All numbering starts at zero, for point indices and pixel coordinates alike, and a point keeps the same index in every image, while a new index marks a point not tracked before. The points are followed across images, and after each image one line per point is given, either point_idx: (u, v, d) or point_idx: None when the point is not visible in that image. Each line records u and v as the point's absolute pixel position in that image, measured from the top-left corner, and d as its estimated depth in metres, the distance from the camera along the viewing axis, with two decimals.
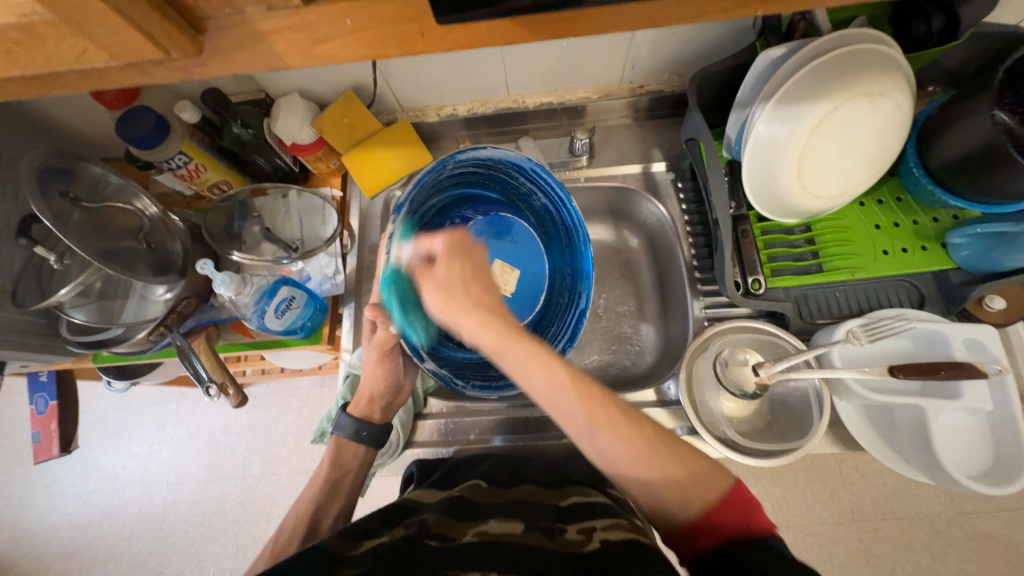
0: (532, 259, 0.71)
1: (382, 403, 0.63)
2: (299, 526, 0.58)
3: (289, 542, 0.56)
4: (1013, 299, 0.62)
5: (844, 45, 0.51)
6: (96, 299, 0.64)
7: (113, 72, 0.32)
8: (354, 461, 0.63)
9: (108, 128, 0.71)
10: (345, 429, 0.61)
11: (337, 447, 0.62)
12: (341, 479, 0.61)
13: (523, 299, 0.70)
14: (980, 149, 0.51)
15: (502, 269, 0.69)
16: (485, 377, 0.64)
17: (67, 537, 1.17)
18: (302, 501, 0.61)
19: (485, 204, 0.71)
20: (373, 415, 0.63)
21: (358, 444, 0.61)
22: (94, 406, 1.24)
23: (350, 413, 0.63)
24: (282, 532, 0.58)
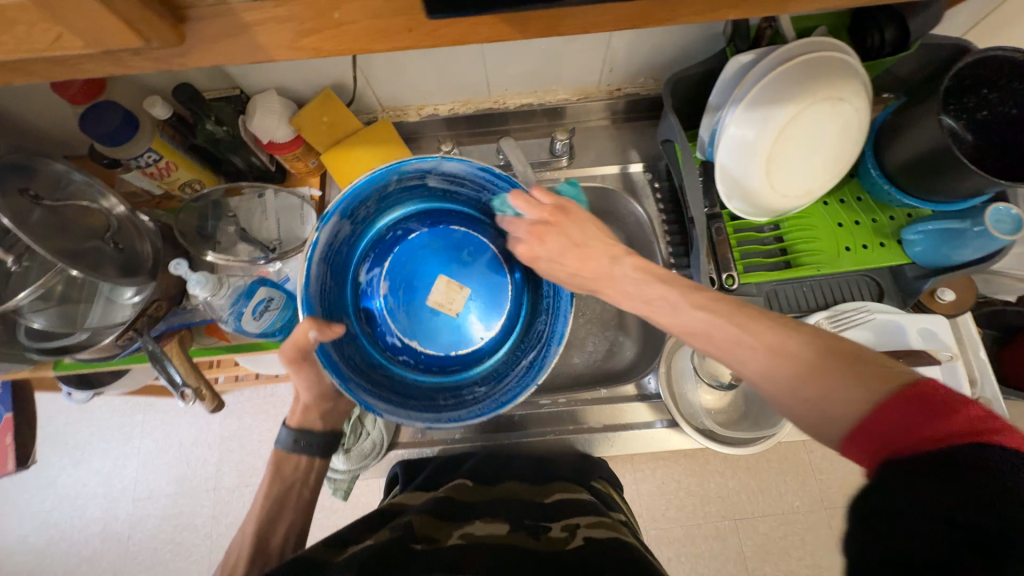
0: (489, 279, 0.67)
1: (317, 411, 0.61)
2: (245, 545, 0.55)
3: (236, 563, 0.54)
4: (961, 291, 0.67)
5: (807, 52, 0.54)
6: (57, 303, 0.61)
7: (85, 61, 0.31)
8: (295, 472, 0.61)
9: (69, 124, 0.67)
10: (284, 441, 0.60)
11: (275, 463, 0.60)
12: (287, 491, 0.59)
13: (468, 323, 0.66)
14: (930, 152, 0.55)
15: (448, 288, 0.66)
16: (432, 403, 0.59)
17: (21, 560, 1.10)
18: (249, 520, 0.57)
19: (436, 216, 0.67)
20: (315, 423, 0.62)
21: (296, 454, 0.60)
22: (51, 419, 1.17)
23: (289, 423, 0.61)
24: (233, 552, 0.55)
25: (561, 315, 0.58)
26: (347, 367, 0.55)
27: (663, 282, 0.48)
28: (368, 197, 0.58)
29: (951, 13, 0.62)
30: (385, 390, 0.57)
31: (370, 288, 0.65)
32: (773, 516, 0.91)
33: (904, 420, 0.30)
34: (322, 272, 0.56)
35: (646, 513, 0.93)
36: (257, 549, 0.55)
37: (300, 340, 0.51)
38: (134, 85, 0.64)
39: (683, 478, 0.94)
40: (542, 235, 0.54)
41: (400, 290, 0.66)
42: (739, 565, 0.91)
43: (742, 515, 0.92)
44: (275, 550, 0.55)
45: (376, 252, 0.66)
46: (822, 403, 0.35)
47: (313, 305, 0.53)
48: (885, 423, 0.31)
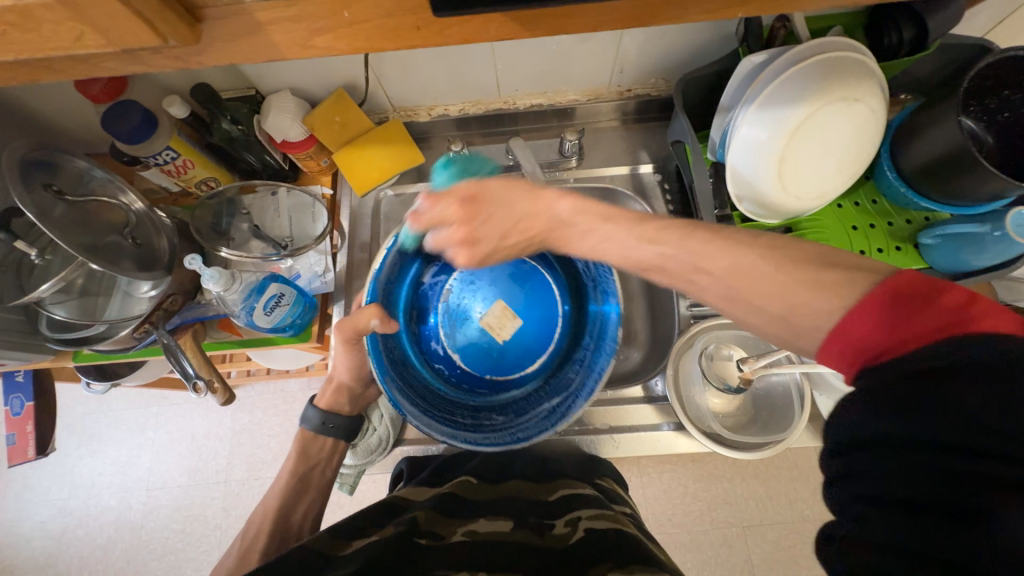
0: (545, 314, 0.67)
1: (348, 397, 0.65)
2: (267, 521, 0.60)
3: (257, 536, 0.59)
4: None
5: (821, 52, 0.54)
6: (78, 296, 0.63)
7: (107, 59, 0.32)
8: (322, 453, 0.65)
9: (92, 122, 0.69)
10: (312, 421, 0.64)
11: (303, 442, 0.64)
12: (309, 471, 0.64)
13: (514, 354, 0.66)
14: (949, 154, 0.53)
15: (502, 313, 0.66)
16: (449, 418, 0.58)
17: (40, 546, 1.13)
18: (272, 497, 0.62)
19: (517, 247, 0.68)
20: (343, 407, 0.66)
21: (324, 436, 0.65)
22: (70, 410, 1.21)
23: (318, 404, 0.66)
24: (254, 525, 0.60)
25: (596, 367, 0.56)
26: (387, 357, 0.57)
27: (605, 221, 0.46)
28: None
29: (973, 13, 0.60)
30: (415, 394, 0.58)
31: (429, 292, 0.67)
32: (783, 525, 0.89)
33: (870, 326, 0.30)
34: (393, 265, 0.61)
35: (652, 517, 0.93)
36: (280, 522, 0.60)
37: (359, 321, 0.54)
38: (154, 84, 0.66)
39: (690, 483, 0.93)
40: (471, 233, 0.50)
41: (460, 301, 0.67)
42: (746, 573, 0.89)
43: (750, 522, 0.90)
44: (294, 527, 0.60)
45: (446, 266, 0.67)
46: (791, 317, 0.34)
47: (375, 292, 0.58)
48: (856, 329, 0.30)
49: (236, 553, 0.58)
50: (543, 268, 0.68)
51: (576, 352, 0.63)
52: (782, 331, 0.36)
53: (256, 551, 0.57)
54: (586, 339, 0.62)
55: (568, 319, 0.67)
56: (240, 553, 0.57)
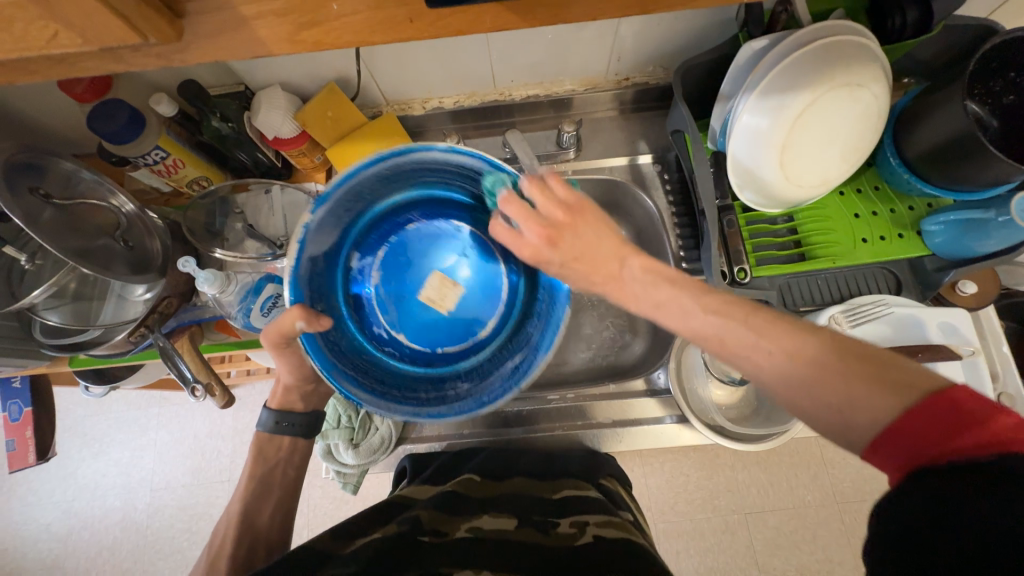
0: (489, 279, 0.64)
1: (299, 392, 0.61)
2: (233, 525, 0.56)
3: (223, 541, 0.55)
4: (984, 283, 0.65)
5: (823, 36, 0.52)
6: (71, 301, 0.62)
7: (86, 58, 0.30)
8: (280, 453, 0.61)
9: (78, 122, 0.68)
10: (265, 422, 0.61)
11: (259, 445, 0.60)
12: (270, 471, 0.60)
13: (465, 320, 0.63)
14: (953, 139, 0.53)
15: (441, 283, 0.63)
16: (411, 397, 0.55)
17: (46, 548, 1.14)
18: (234, 501, 0.58)
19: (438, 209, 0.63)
20: (296, 404, 0.62)
21: (280, 436, 0.61)
22: (71, 412, 1.20)
23: (270, 405, 0.62)
24: (217, 534, 0.56)
25: (551, 325, 0.54)
26: (330, 351, 0.53)
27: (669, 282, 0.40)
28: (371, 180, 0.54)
29: None
30: (369, 380, 0.55)
31: (364, 274, 0.62)
32: (785, 511, 0.90)
33: (927, 432, 0.28)
34: (313, 256, 0.54)
35: (654, 506, 0.93)
36: (245, 528, 0.56)
37: (285, 324, 0.51)
38: (140, 82, 0.64)
39: (692, 472, 0.93)
40: (556, 238, 0.44)
41: (395, 280, 0.64)
42: (748, 559, 0.90)
43: (752, 509, 0.91)
44: (260, 533, 0.56)
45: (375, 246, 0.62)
46: (844, 420, 0.32)
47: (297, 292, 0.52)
48: (913, 435, 0.29)
49: (200, 565, 0.54)
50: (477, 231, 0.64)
51: (531, 308, 0.61)
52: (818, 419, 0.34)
53: (225, 557, 0.53)
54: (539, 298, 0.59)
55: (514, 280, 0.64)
56: (208, 561, 0.54)
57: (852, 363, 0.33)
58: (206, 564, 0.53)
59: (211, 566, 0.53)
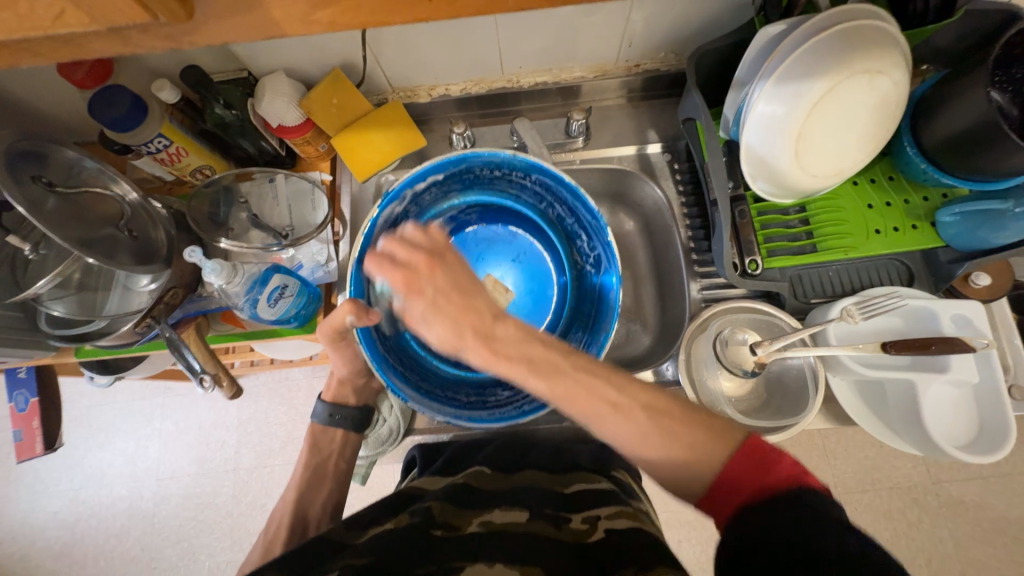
0: (535, 281, 0.71)
1: (353, 386, 0.67)
2: (288, 513, 0.61)
3: (278, 527, 0.59)
4: (998, 276, 0.64)
5: (843, 21, 0.51)
6: (76, 291, 0.62)
7: (91, 39, 0.29)
8: (333, 444, 0.65)
9: (79, 109, 0.67)
10: (320, 414, 0.65)
11: (314, 437, 0.65)
12: (322, 463, 0.64)
13: None
14: (975, 127, 0.51)
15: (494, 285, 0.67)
16: (454, 399, 0.59)
17: (54, 536, 1.15)
18: (289, 490, 0.63)
19: (503, 215, 0.71)
20: (348, 399, 0.67)
21: (333, 428, 0.65)
22: (76, 402, 1.21)
23: (326, 399, 0.67)
24: (274, 520, 0.61)
25: (601, 333, 0.60)
26: (381, 346, 0.58)
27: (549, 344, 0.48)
28: (450, 178, 0.64)
29: None
30: (416, 377, 0.60)
31: None
32: None
33: (744, 474, 0.39)
34: (375, 248, 0.61)
35: (657, 495, 0.94)
36: (297, 518, 0.61)
37: (337, 320, 0.54)
38: (141, 68, 0.63)
39: None
40: (415, 283, 0.48)
41: None
42: None
43: None
44: (311, 517, 0.62)
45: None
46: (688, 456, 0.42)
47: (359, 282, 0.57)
48: (732, 475, 0.39)
49: (258, 548, 0.59)
50: (528, 235, 0.72)
51: (580, 319, 0.67)
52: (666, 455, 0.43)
53: (278, 541, 0.58)
54: (590, 311, 0.65)
55: (565, 287, 0.70)
56: (264, 546, 0.59)
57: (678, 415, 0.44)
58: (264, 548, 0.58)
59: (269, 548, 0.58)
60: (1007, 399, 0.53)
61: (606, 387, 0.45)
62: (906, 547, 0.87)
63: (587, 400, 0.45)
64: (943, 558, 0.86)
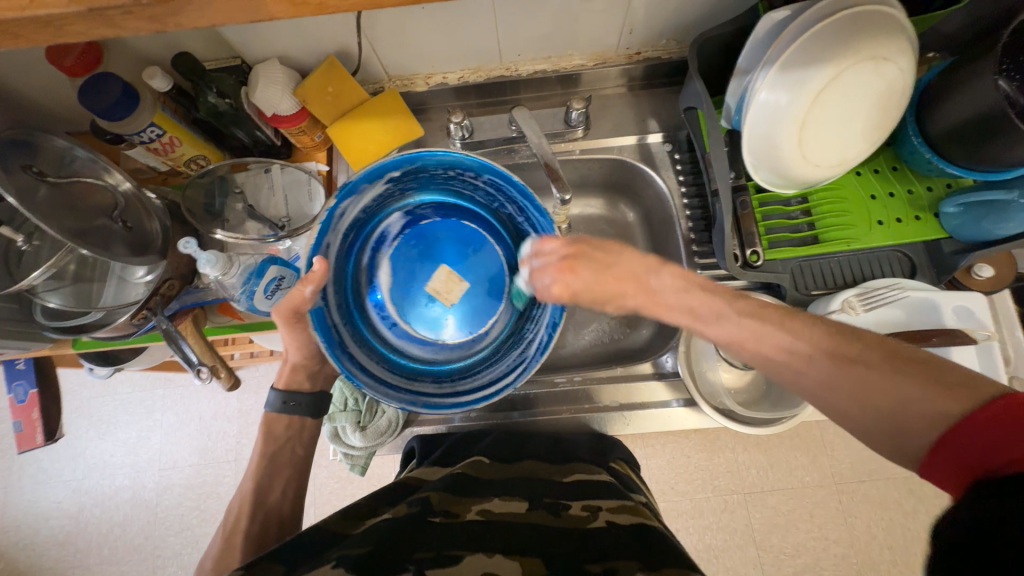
0: (488, 278, 0.66)
1: (305, 370, 0.61)
2: (244, 503, 0.58)
3: (238, 519, 0.57)
4: (1001, 267, 0.63)
5: (850, 7, 0.50)
6: (71, 283, 0.61)
7: (72, 23, 0.29)
8: (288, 431, 0.61)
9: (69, 97, 0.65)
10: (271, 402, 0.60)
11: (267, 424, 0.61)
12: (279, 450, 0.61)
13: (464, 316, 0.65)
14: (982, 115, 0.50)
15: (448, 278, 0.66)
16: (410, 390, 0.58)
17: (58, 525, 1.16)
18: (247, 478, 0.60)
19: (457, 212, 0.67)
20: (303, 384, 0.62)
21: (287, 415, 0.60)
22: (77, 393, 1.21)
23: (277, 386, 0.61)
24: (232, 512, 0.58)
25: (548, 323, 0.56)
26: (335, 334, 0.57)
27: (706, 289, 0.45)
28: (403, 176, 0.60)
29: None
30: (374, 365, 0.59)
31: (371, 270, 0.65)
32: (783, 490, 0.91)
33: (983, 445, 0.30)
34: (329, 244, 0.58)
35: (655, 485, 0.94)
36: (256, 507, 0.58)
37: (296, 300, 0.52)
38: (133, 55, 0.62)
39: (692, 453, 0.94)
40: (576, 268, 0.48)
41: (403, 273, 0.66)
42: (746, 538, 0.92)
43: (751, 488, 0.92)
44: (270, 506, 0.58)
45: (382, 248, 0.66)
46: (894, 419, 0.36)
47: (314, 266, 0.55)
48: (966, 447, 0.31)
49: (217, 543, 0.56)
50: (481, 231, 0.67)
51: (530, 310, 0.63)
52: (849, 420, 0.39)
53: (240, 533, 0.55)
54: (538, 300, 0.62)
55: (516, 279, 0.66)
56: (224, 538, 0.56)
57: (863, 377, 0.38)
58: (223, 543, 0.55)
59: (229, 542, 0.55)
60: (1007, 393, 0.53)
61: (777, 333, 0.42)
62: (901, 536, 0.88)
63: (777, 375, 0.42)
64: None
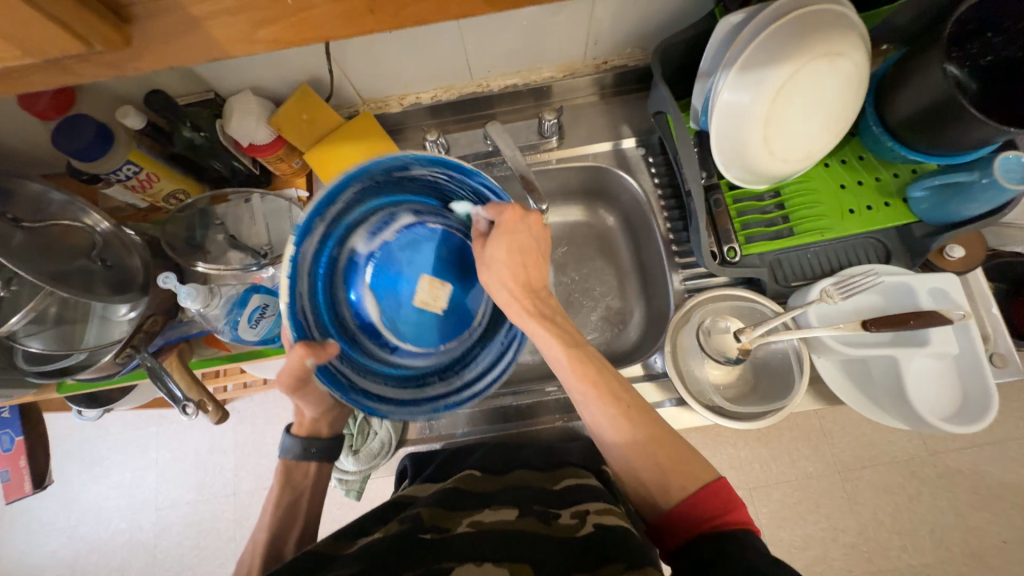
0: (466, 268, 0.59)
1: (328, 418, 0.61)
2: (257, 554, 0.55)
3: (249, 571, 0.54)
4: (971, 247, 0.65)
5: (801, 7, 0.52)
6: (53, 326, 0.60)
7: (34, 70, 0.30)
8: (307, 479, 0.61)
9: (45, 141, 0.66)
10: (292, 450, 0.60)
11: (286, 472, 0.60)
12: (297, 500, 0.59)
13: (458, 311, 0.59)
14: (935, 102, 0.52)
15: (431, 285, 0.57)
16: (424, 397, 0.54)
17: (54, 575, 1.13)
18: (260, 528, 0.58)
19: (414, 212, 0.58)
20: (322, 429, 0.62)
21: (308, 461, 0.60)
22: (68, 437, 1.19)
23: (295, 433, 0.61)
24: (244, 563, 0.55)
25: None
26: (345, 375, 0.52)
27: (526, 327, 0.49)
28: (353, 198, 0.53)
29: None
30: (385, 386, 0.54)
31: (354, 301, 0.57)
32: (787, 483, 0.91)
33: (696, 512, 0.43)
34: (302, 293, 0.51)
35: None
36: (271, 556, 0.55)
37: (294, 366, 0.48)
38: (105, 95, 0.62)
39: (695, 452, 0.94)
40: (516, 246, 0.48)
41: (388, 293, 0.58)
42: None
43: (755, 483, 0.92)
44: (291, 550, 0.56)
45: (354, 277, 0.57)
46: (662, 489, 0.46)
47: (300, 322, 0.50)
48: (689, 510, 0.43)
49: None
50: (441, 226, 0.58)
51: None
52: (641, 482, 0.47)
53: None
54: None
55: None
56: None
57: (638, 430, 0.48)
58: None
59: None
60: (987, 368, 0.54)
61: (613, 380, 0.49)
62: (909, 520, 0.88)
63: (598, 382, 0.48)
64: (946, 528, 0.87)
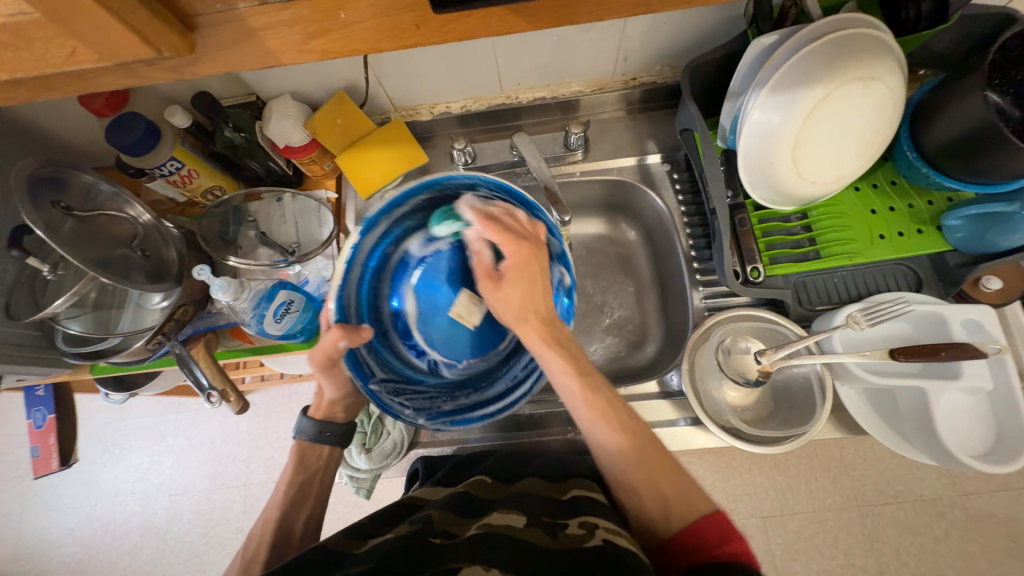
0: None
1: (344, 403, 0.62)
2: (268, 529, 0.56)
3: (260, 546, 0.55)
4: (1010, 279, 0.63)
5: (836, 30, 0.51)
6: (92, 310, 0.64)
7: (105, 72, 0.32)
8: (320, 460, 0.61)
9: (97, 136, 0.70)
10: (307, 432, 0.60)
11: (300, 453, 0.61)
12: (309, 480, 0.60)
13: (487, 333, 0.60)
14: (975, 129, 0.51)
15: (469, 300, 0.59)
16: (439, 407, 0.55)
17: (70, 552, 1.16)
18: (271, 506, 0.58)
19: None
20: (337, 416, 0.62)
21: (322, 444, 0.61)
22: (93, 419, 1.24)
23: (312, 415, 0.62)
24: (253, 538, 0.56)
25: None
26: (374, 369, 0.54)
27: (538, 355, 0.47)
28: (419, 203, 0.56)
29: None
30: (405, 390, 0.56)
31: (396, 303, 0.60)
32: (804, 514, 0.88)
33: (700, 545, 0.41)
34: (352, 283, 0.54)
35: None
36: (281, 531, 0.57)
37: (326, 347, 0.50)
38: (155, 95, 0.66)
39: (707, 475, 0.91)
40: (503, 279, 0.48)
41: (428, 298, 0.60)
42: (768, 564, 0.88)
43: (770, 512, 0.89)
44: (298, 533, 0.57)
45: (400, 278, 0.60)
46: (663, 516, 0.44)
47: (343, 306, 0.53)
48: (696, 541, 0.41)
49: (237, 563, 0.55)
50: None
51: None
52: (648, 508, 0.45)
53: (259, 560, 0.54)
54: None
55: None
56: (243, 563, 0.54)
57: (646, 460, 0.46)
58: (244, 567, 0.54)
59: (249, 567, 0.53)
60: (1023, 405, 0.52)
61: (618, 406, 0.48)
62: (934, 563, 0.83)
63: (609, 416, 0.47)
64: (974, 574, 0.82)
